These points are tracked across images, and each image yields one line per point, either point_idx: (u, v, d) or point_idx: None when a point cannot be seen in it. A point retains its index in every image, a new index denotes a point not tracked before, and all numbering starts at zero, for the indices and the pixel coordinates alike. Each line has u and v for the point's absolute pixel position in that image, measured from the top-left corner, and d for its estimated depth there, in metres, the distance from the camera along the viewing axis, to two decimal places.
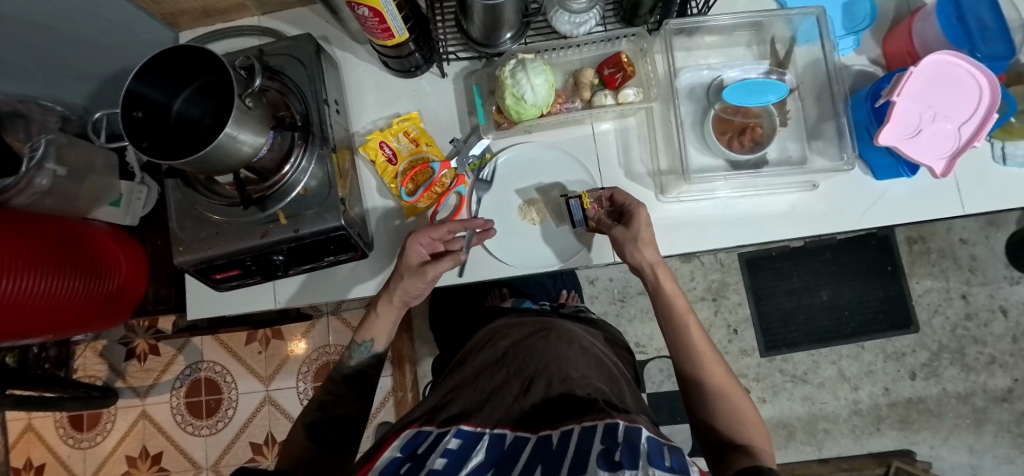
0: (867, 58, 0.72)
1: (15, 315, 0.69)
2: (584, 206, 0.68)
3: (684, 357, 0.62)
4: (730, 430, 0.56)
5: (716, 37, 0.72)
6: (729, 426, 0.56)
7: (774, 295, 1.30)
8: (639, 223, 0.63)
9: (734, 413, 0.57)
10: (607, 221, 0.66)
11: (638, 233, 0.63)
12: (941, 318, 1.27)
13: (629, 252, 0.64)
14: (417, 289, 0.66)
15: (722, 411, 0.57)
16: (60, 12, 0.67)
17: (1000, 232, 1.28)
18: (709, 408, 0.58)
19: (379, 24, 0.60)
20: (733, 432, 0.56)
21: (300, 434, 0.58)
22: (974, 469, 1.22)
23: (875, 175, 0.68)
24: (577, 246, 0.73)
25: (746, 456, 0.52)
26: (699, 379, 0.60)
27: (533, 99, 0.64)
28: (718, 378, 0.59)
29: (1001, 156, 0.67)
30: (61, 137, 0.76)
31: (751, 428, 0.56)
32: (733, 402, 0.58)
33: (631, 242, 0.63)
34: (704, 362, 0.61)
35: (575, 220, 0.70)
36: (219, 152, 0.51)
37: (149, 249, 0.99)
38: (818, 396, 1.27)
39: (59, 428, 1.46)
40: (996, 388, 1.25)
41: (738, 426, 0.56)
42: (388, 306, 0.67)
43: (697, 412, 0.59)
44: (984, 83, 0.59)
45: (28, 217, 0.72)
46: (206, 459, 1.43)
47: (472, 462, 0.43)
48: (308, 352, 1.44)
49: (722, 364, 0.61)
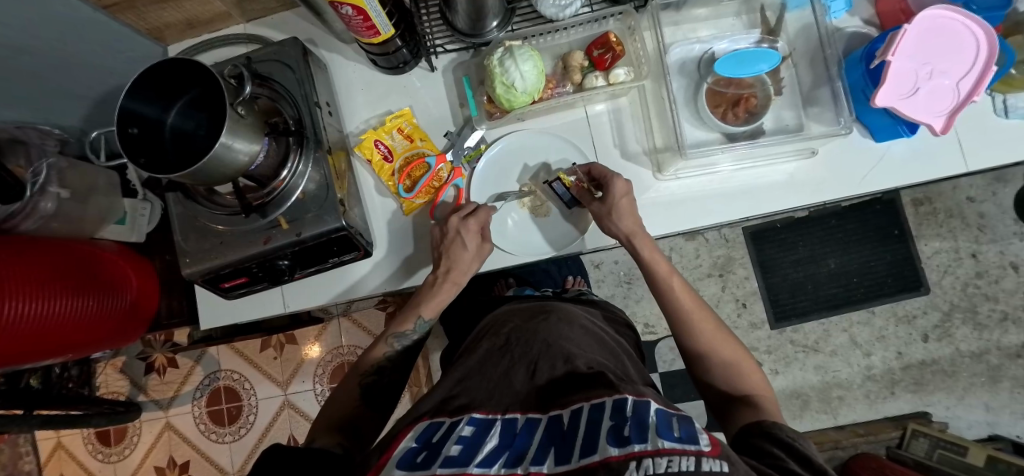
0: (860, 20, 0.70)
1: (34, 338, 0.70)
2: (566, 186, 0.70)
3: (679, 324, 0.63)
4: (730, 384, 0.58)
5: (705, 9, 0.71)
6: (728, 378, 0.59)
7: (781, 267, 1.30)
8: (615, 196, 0.65)
9: (732, 367, 0.59)
10: (588, 194, 0.68)
11: (615, 204, 0.65)
12: (952, 278, 1.26)
13: (605, 225, 0.67)
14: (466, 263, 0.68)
15: (721, 367, 0.59)
16: (47, 34, 0.67)
17: (1008, 187, 1.26)
18: (708, 366, 0.60)
19: (363, 22, 0.60)
20: (733, 383, 0.58)
21: (353, 392, 0.64)
22: (993, 426, 1.21)
23: (874, 136, 0.67)
24: (573, 233, 0.73)
25: (748, 407, 0.54)
26: (695, 341, 0.61)
27: (523, 85, 0.64)
28: (710, 334, 0.61)
29: (1003, 109, 0.66)
30: (62, 160, 0.77)
31: (751, 378, 0.58)
32: (729, 357, 0.60)
33: (606, 215, 0.66)
34: (696, 324, 0.62)
35: (564, 200, 0.71)
36: (216, 163, 0.51)
37: (158, 264, 1.00)
38: (831, 365, 1.27)
39: (89, 444, 1.50)
40: (1010, 345, 1.24)
41: (736, 377, 0.58)
42: (447, 287, 0.69)
43: (701, 373, 0.61)
44: (980, 34, 0.58)
45: (37, 241, 0.73)
46: (232, 465, 1.45)
47: (486, 446, 0.44)
48: (323, 355, 1.46)
49: (715, 321, 0.62)
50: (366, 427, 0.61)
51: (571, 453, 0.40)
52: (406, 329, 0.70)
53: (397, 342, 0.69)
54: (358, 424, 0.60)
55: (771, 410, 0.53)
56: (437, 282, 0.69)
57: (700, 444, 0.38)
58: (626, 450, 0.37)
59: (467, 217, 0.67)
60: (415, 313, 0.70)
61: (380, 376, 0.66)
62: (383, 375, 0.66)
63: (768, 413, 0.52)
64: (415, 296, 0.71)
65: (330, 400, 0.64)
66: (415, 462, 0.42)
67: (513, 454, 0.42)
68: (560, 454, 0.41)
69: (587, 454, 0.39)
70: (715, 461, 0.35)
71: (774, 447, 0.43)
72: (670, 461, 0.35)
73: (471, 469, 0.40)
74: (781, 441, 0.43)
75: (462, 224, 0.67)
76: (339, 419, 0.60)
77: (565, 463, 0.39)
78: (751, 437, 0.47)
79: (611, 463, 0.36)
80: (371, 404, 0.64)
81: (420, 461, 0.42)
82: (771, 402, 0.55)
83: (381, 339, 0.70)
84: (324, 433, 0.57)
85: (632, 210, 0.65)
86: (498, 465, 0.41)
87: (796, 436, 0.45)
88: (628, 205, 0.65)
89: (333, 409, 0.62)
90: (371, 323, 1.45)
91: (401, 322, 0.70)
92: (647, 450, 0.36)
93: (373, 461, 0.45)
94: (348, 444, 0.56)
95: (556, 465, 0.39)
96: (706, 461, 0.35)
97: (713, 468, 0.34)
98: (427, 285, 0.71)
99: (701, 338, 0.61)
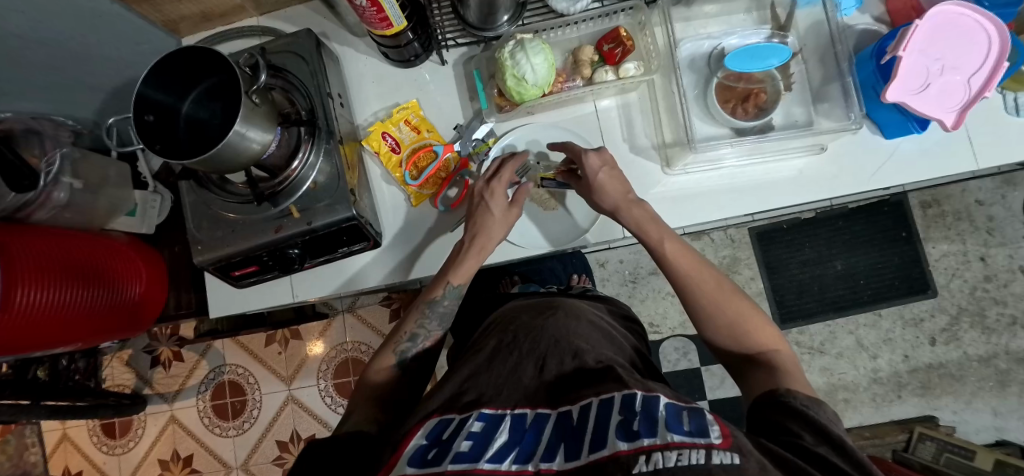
0: (870, 17, 0.71)
1: (43, 326, 0.71)
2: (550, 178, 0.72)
3: (680, 285, 0.62)
4: (738, 342, 0.58)
5: (715, 5, 0.71)
6: (736, 336, 0.58)
7: (787, 268, 1.30)
8: (592, 173, 0.65)
9: (735, 324, 0.58)
10: (568, 174, 0.69)
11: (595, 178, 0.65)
12: (960, 281, 1.25)
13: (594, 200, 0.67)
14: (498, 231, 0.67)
15: (726, 325, 0.58)
16: (64, 26, 0.69)
17: (1017, 190, 1.25)
18: (713, 324, 0.59)
19: (376, 14, 0.60)
20: (742, 341, 0.58)
21: (384, 361, 0.63)
22: (1000, 432, 1.20)
23: (884, 133, 0.67)
24: (576, 232, 0.74)
25: (762, 369, 0.54)
26: (696, 302, 0.60)
27: (534, 78, 0.64)
28: (708, 292, 0.60)
29: (1014, 107, 0.66)
30: (75, 151, 0.78)
31: (760, 331, 0.57)
32: (732, 313, 0.58)
33: (591, 191, 0.66)
34: (696, 287, 0.61)
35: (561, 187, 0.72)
36: (231, 150, 0.52)
37: (166, 255, 1.00)
38: (837, 367, 1.26)
39: (94, 436, 1.50)
40: (1018, 349, 1.23)
41: (744, 335, 0.57)
42: (475, 253, 0.67)
43: (705, 330, 0.60)
44: (993, 32, 0.58)
45: (49, 231, 0.74)
46: (235, 459, 1.46)
47: (496, 441, 0.44)
48: (327, 351, 1.47)
49: (716, 276, 0.61)
50: (403, 401, 0.60)
51: (580, 449, 0.41)
52: (436, 295, 0.66)
53: (429, 309, 0.66)
54: (396, 398, 0.60)
55: (783, 367, 0.53)
56: (464, 249, 0.67)
57: (711, 436, 0.38)
58: (635, 444, 0.38)
59: (491, 181, 0.68)
60: (443, 279, 0.66)
61: (415, 343, 0.64)
62: (419, 342, 0.64)
63: (784, 373, 0.52)
64: (443, 267, 0.68)
65: (370, 368, 0.63)
66: (426, 459, 0.43)
67: (523, 451, 0.43)
68: (569, 450, 0.42)
69: (596, 449, 0.39)
70: (725, 453, 0.36)
71: (791, 421, 0.43)
72: (680, 454, 0.36)
73: (482, 465, 0.41)
74: (799, 416, 0.44)
75: (488, 188, 0.67)
76: (378, 391, 0.60)
77: (574, 460, 0.40)
78: (766, 411, 0.47)
79: (620, 458, 0.37)
80: (411, 376, 0.63)
81: (431, 458, 0.43)
82: (787, 355, 0.55)
83: (414, 308, 0.67)
84: (360, 407, 0.57)
85: (613, 181, 0.65)
86: (509, 461, 0.42)
87: (809, 404, 0.45)
88: (608, 177, 0.65)
89: (374, 379, 0.61)
90: (377, 320, 1.46)
91: (430, 289, 0.67)
92: (656, 444, 0.37)
93: (383, 459, 0.45)
94: (383, 418, 0.56)
95: (566, 462, 0.40)
96: (716, 454, 0.36)
97: (723, 460, 0.35)
98: (453, 255, 0.68)
99: (702, 299, 0.60)
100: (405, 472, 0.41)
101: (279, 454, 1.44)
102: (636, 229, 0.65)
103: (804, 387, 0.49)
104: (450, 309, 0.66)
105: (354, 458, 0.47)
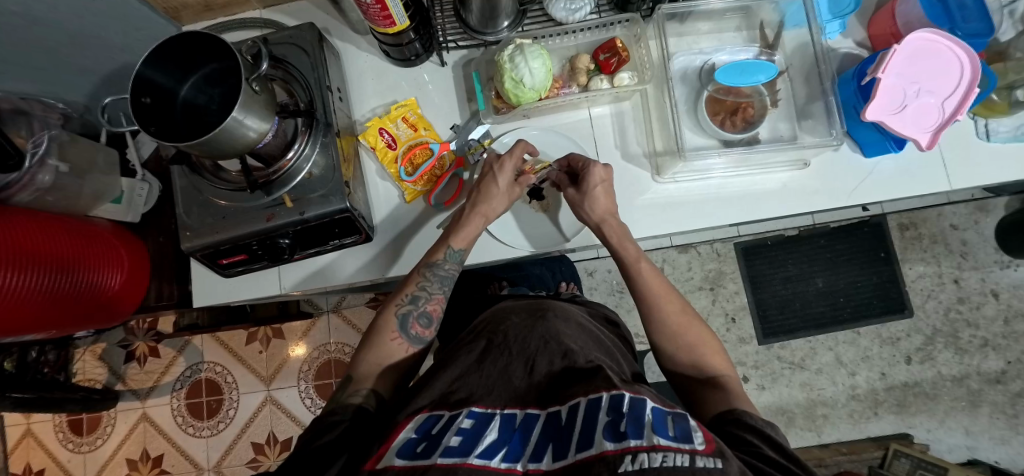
0: (853, 41, 0.74)
1: (12, 309, 0.69)
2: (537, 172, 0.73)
3: (645, 306, 0.64)
4: (694, 366, 0.59)
5: (707, 23, 0.75)
6: (692, 359, 0.60)
7: (770, 283, 1.32)
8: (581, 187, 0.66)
9: (695, 347, 0.60)
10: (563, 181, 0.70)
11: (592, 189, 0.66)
12: (934, 302, 1.29)
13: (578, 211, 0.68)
14: (502, 205, 0.69)
15: (686, 347, 0.60)
16: (62, 13, 0.69)
17: (989, 216, 1.31)
18: (674, 346, 0.61)
19: (380, 11, 0.61)
20: (696, 363, 0.59)
21: (391, 322, 0.63)
22: (972, 451, 1.23)
23: (863, 151, 0.70)
24: (559, 236, 0.75)
25: (718, 388, 0.55)
26: (662, 322, 0.62)
27: (532, 82, 0.66)
28: (673, 316, 0.62)
29: (984, 132, 0.70)
30: (64, 134, 0.77)
31: (714, 357, 0.60)
32: (689, 338, 0.61)
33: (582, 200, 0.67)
34: (659, 307, 0.63)
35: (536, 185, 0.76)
36: (226, 136, 0.52)
37: (151, 245, 0.97)
38: (816, 382, 1.28)
39: (59, 432, 1.45)
40: (990, 370, 1.26)
41: (701, 359, 0.59)
42: (477, 218, 0.68)
43: (663, 353, 0.62)
44: (965, 59, 0.62)
45: (34, 214, 0.72)
46: (208, 461, 1.42)
47: (486, 438, 0.45)
48: (308, 352, 1.44)
49: (680, 301, 0.64)
50: (406, 371, 0.62)
51: (568, 449, 0.42)
52: (436, 259, 0.66)
53: (431, 272, 0.66)
54: (397, 367, 0.61)
55: (737, 389, 0.54)
56: (464, 215, 0.68)
57: (695, 442, 0.39)
58: (622, 445, 0.38)
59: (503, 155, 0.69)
60: (444, 243, 0.67)
61: (416, 306, 0.64)
62: (420, 305, 0.64)
63: (737, 394, 0.53)
64: (443, 233, 0.69)
65: (375, 325, 0.64)
66: (415, 453, 0.43)
67: (512, 450, 0.44)
68: (558, 450, 0.42)
69: (583, 448, 0.40)
70: (709, 458, 0.37)
71: (747, 433, 0.45)
72: (665, 456, 0.36)
73: (472, 460, 0.41)
74: (754, 428, 0.45)
75: (498, 161, 0.69)
76: (378, 360, 0.60)
77: (562, 459, 0.41)
78: (721, 423, 0.48)
79: (606, 457, 0.38)
80: (413, 340, 0.63)
81: (420, 452, 0.43)
82: (736, 380, 0.57)
83: (416, 271, 0.66)
84: (363, 371, 0.59)
85: (607, 198, 0.67)
86: (499, 458, 0.43)
87: (765, 422, 0.46)
88: (604, 192, 0.67)
89: (377, 340, 0.62)
90: (362, 321, 1.45)
91: (431, 253, 0.67)
92: (643, 445, 0.38)
93: (372, 448, 0.46)
94: (383, 392, 0.58)
95: (554, 461, 0.41)
96: (700, 458, 0.37)
97: (707, 464, 0.36)
98: (454, 219, 0.69)
99: (664, 322, 0.62)
100: (394, 463, 0.42)
101: (253, 456, 1.41)
102: (616, 245, 0.67)
103: (751, 406, 0.51)
104: (450, 273, 0.66)
105: (352, 441, 0.49)
